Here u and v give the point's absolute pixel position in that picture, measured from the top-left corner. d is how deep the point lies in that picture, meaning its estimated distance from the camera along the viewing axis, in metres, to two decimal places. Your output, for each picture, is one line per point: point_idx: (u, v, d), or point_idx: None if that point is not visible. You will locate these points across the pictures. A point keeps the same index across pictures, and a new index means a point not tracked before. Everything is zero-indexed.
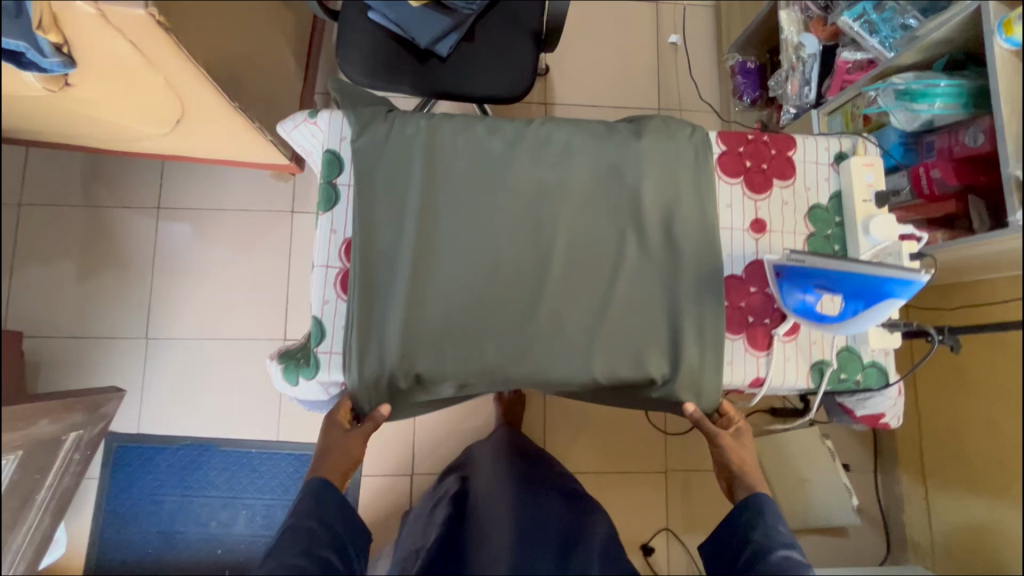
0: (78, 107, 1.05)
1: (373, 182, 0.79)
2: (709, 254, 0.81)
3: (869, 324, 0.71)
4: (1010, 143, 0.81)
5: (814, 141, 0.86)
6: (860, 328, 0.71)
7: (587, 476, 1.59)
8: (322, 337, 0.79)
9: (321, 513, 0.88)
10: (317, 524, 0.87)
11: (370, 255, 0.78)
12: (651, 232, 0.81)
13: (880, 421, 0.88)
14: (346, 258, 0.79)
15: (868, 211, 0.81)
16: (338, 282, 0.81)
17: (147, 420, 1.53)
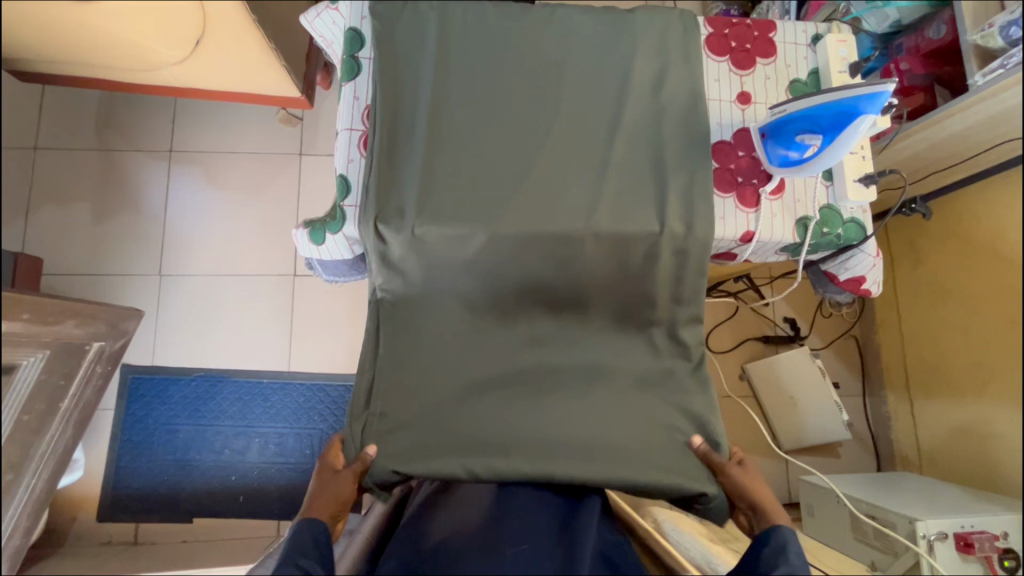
0: (103, 21, 1.10)
1: (394, 54, 0.87)
2: (700, 117, 0.88)
3: (845, 148, 0.78)
4: (967, 18, 0.90)
5: (793, 25, 0.94)
6: (835, 156, 0.79)
7: None
8: (347, 193, 0.87)
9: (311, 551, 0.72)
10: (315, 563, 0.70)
11: (389, 116, 0.85)
12: (643, 99, 0.89)
13: (862, 287, 0.95)
14: (366, 122, 0.87)
15: (843, 81, 0.90)
16: (360, 146, 0.89)
17: (160, 352, 1.56)
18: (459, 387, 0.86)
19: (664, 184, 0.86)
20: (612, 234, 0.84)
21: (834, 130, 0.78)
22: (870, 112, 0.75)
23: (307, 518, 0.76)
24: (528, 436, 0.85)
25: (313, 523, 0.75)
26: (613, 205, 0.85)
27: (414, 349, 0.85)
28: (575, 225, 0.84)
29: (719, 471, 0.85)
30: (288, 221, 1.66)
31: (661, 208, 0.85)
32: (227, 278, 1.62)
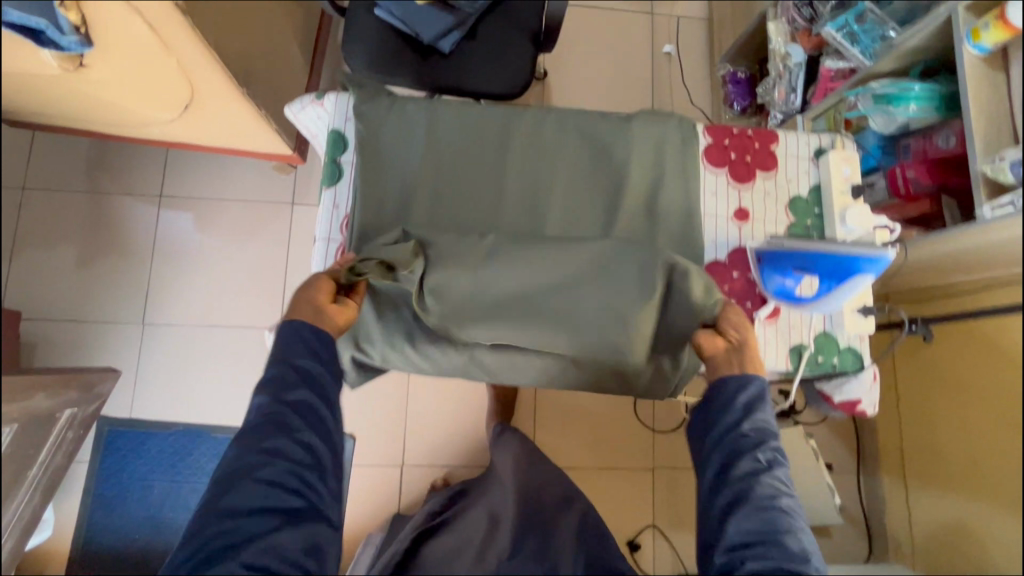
0: (89, 87, 1.07)
1: (381, 161, 0.85)
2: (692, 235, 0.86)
3: (841, 300, 0.76)
4: (977, 141, 0.86)
5: (796, 136, 0.90)
6: (830, 305, 0.77)
7: (581, 471, 1.61)
8: None
9: (291, 358, 0.73)
10: (290, 368, 0.72)
11: (371, 226, 0.83)
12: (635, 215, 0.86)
13: (857, 408, 0.91)
14: (345, 231, 0.85)
15: (845, 202, 0.86)
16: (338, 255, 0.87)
17: (140, 404, 1.53)
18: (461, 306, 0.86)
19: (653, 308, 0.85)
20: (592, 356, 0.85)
21: (832, 277, 0.76)
22: (870, 274, 0.73)
23: (291, 318, 0.76)
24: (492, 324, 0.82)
25: (292, 322, 0.75)
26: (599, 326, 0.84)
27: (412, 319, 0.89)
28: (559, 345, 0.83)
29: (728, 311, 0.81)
30: (277, 271, 1.63)
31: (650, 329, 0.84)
32: (212, 330, 1.59)
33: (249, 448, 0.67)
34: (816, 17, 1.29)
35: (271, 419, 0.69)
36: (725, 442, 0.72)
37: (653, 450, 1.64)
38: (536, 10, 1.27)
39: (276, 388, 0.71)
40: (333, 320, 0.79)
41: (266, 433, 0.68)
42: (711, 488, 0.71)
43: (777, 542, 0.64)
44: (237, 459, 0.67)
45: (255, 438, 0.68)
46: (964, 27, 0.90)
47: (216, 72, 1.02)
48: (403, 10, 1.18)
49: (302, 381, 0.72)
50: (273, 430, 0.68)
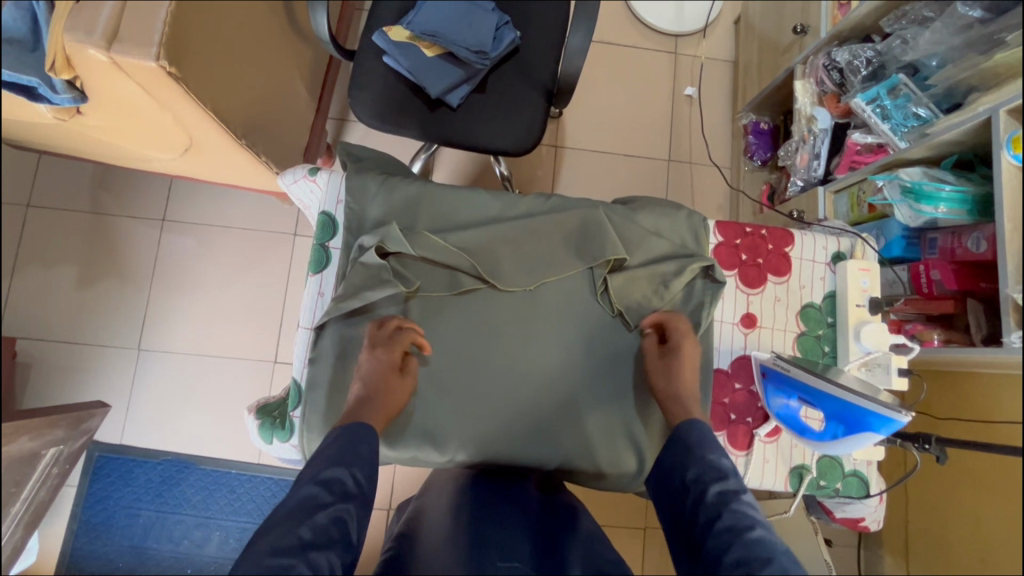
0: (87, 130, 1.05)
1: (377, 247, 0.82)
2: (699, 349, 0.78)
3: (846, 448, 0.71)
4: (1010, 262, 0.80)
5: (813, 239, 0.86)
6: (835, 449, 0.72)
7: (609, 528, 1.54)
8: (298, 401, 0.82)
9: (352, 466, 0.69)
10: (347, 476, 0.68)
11: None
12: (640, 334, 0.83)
13: (859, 524, 0.87)
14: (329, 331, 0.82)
15: (860, 316, 0.81)
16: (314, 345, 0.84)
17: (130, 432, 1.52)
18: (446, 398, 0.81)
19: (644, 428, 0.82)
20: (580, 468, 0.80)
21: (840, 421, 0.71)
22: (882, 433, 0.67)
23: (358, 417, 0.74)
24: (466, 407, 0.80)
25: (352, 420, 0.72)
26: (590, 439, 0.80)
27: None
28: (543, 457, 0.80)
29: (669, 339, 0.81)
30: (274, 302, 1.61)
31: (642, 446, 0.82)
32: (206, 359, 1.57)
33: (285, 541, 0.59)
34: (846, 84, 1.22)
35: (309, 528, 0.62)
36: (688, 493, 0.70)
37: (645, 509, 1.57)
38: (551, 64, 1.22)
39: (328, 494, 0.66)
40: (397, 375, 0.78)
41: (305, 531, 0.61)
42: (692, 545, 0.66)
43: (768, 570, 0.57)
44: (268, 556, 0.58)
45: (291, 547, 0.59)
46: (1004, 131, 0.83)
47: (215, 129, 0.99)
48: (412, 61, 1.13)
49: (353, 493, 0.67)
50: (310, 533, 0.61)
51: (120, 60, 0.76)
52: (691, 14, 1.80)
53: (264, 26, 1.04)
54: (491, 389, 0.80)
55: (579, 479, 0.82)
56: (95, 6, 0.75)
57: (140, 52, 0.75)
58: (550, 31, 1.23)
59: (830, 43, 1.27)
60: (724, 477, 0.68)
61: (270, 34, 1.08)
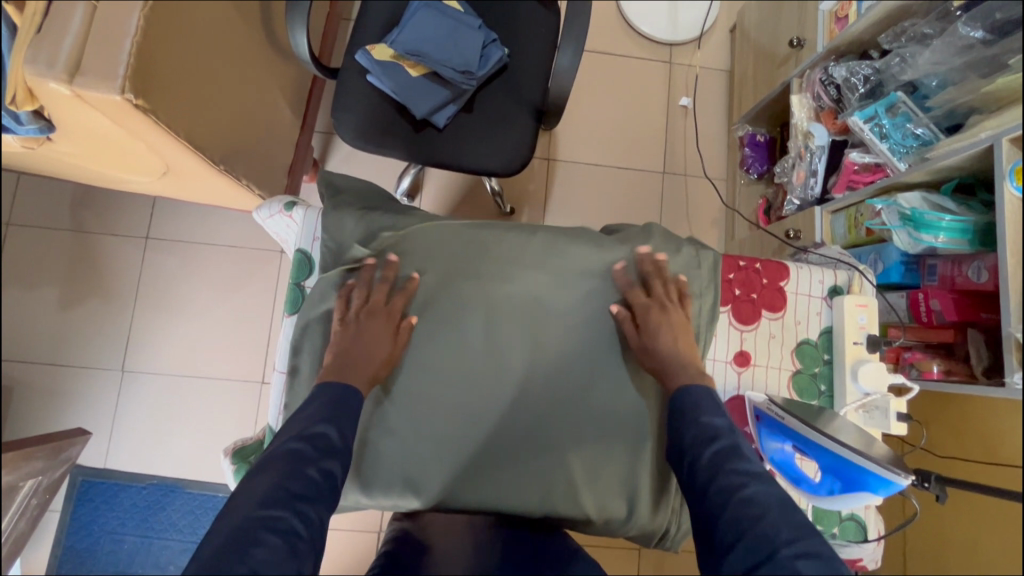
0: (59, 156, 1.01)
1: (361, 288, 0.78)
2: (697, 380, 0.75)
3: (843, 504, 0.68)
4: (1012, 299, 0.77)
5: (808, 272, 0.83)
6: (831, 505, 0.69)
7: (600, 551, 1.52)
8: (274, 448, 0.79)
9: (338, 420, 0.69)
10: (333, 431, 0.68)
11: None
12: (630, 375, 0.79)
13: (857, 564, 0.82)
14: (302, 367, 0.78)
15: (858, 354, 0.78)
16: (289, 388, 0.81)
17: (114, 455, 1.49)
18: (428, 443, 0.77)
19: (636, 472, 0.78)
20: (567, 515, 0.77)
21: (837, 476, 0.68)
22: (880, 494, 0.64)
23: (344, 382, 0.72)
24: (448, 453, 0.77)
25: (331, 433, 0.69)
26: (578, 484, 0.77)
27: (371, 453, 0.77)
28: (529, 503, 0.77)
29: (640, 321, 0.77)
30: (260, 321, 1.57)
31: (631, 490, 0.78)
32: (191, 380, 1.54)
33: (273, 493, 0.60)
34: (843, 101, 1.19)
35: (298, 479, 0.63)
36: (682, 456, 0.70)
37: None
38: (541, 82, 1.19)
39: (312, 449, 0.66)
40: (381, 359, 0.75)
41: (293, 484, 0.62)
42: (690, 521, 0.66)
43: (757, 531, 0.60)
44: (254, 508, 0.59)
45: (279, 499, 0.60)
46: (1008, 160, 0.80)
47: (189, 155, 0.96)
48: (396, 82, 1.10)
49: (338, 445, 0.68)
50: (299, 485, 0.62)
51: (83, 94, 0.73)
52: (686, 23, 1.76)
53: (240, 47, 1.01)
54: (474, 434, 0.77)
55: (568, 525, 0.79)
56: (58, 38, 0.71)
57: (104, 86, 0.72)
58: (539, 48, 1.20)
59: (827, 58, 1.24)
60: (716, 443, 0.68)
61: (248, 54, 1.04)
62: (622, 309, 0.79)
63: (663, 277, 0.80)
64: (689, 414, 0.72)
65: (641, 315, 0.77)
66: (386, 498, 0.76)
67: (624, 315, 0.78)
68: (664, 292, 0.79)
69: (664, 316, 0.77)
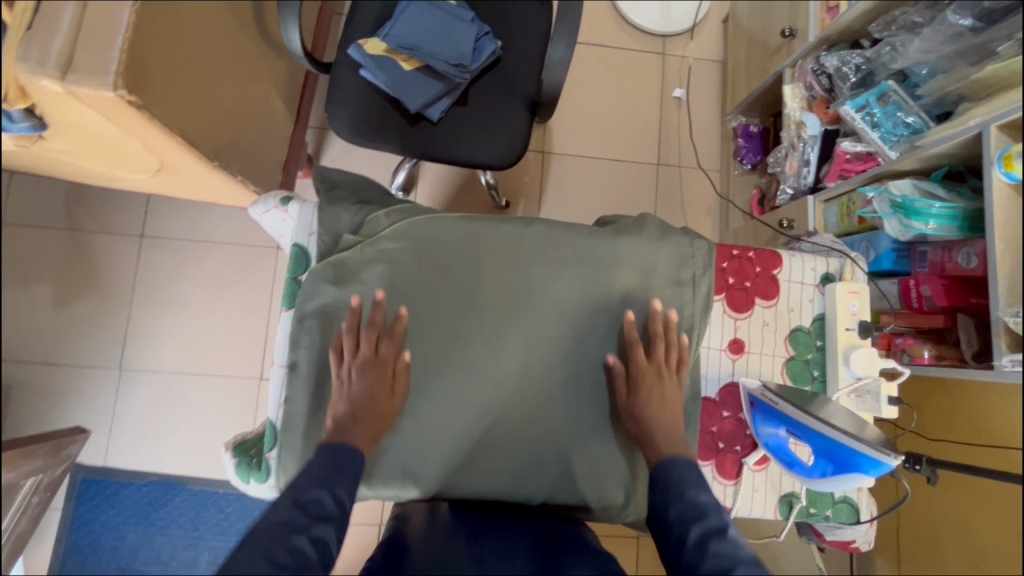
0: (52, 154, 1.01)
1: (357, 282, 0.78)
2: (677, 452, 0.73)
3: (835, 486, 0.70)
4: (1001, 284, 0.78)
5: (801, 260, 0.84)
6: (824, 487, 0.70)
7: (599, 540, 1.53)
8: (274, 442, 0.78)
9: (332, 486, 0.67)
10: (326, 498, 0.65)
11: None
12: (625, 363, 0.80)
13: (850, 545, 0.85)
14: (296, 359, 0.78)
15: (850, 340, 0.79)
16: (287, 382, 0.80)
17: (114, 453, 1.50)
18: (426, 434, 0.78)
19: (632, 459, 0.79)
20: (565, 501, 0.78)
21: (829, 459, 0.69)
22: (872, 475, 0.66)
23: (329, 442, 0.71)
24: (447, 442, 0.77)
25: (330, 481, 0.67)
26: (575, 472, 0.78)
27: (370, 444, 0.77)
28: (527, 492, 0.78)
29: (627, 380, 0.77)
30: (258, 318, 1.57)
31: (627, 476, 0.79)
32: (189, 378, 1.54)
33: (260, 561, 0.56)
34: (835, 90, 1.20)
35: (286, 551, 0.59)
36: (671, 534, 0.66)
37: None
38: (534, 74, 1.19)
39: (303, 517, 0.62)
40: (381, 406, 0.74)
41: (280, 554, 0.58)
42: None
43: None
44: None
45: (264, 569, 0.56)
46: (995, 147, 0.82)
47: (184, 152, 0.96)
48: (389, 75, 1.10)
49: (331, 514, 0.64)
50: (287, 555, 0.58)
51: (76, 91, 0.73)
52: (679, 14, 1.77)
53: (232, 42, 1.00)
54: (472, 424, 0.77)
55: (565, 512, 0.80)
56: (47, 34, 0.71)
57: (97, 83, 0.71)
58: (532, 40, 1.19)
59: (818, 47, 1.24)
60: (702, 517, 0.66)
61: (240, 48, 1.04)
62: (617, 362, 0.78)
63: (661, 334, 0.78)
64: (674, 487, 0.69)
65: (636, 375, 0.76)
66: (386, 488, 0.77)
67: (619, 370, 0.78)
68: (661, 358, 0.77)
69: (657, 380, 0.77)
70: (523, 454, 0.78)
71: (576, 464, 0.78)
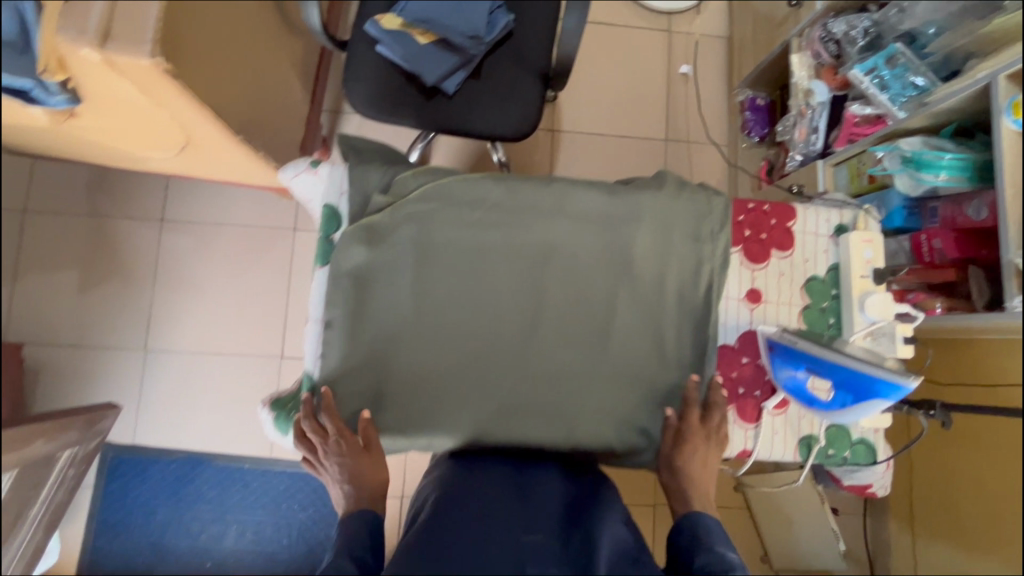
0: (83, 132, 1.04)
1: (385, 239, 0.81)
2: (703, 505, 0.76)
3: (855, 416, 0.73)
4: (1012, 227, 0.80)
5: (815, 212, 0.87)
6: (844, 418, 0.74)
7: None
8: (311, 392, 0.82)
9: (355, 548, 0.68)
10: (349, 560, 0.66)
11: (384, 322, 0.80)
12: (646, 312, 0.82)
13: (867, 491, 0.88)
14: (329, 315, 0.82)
15: (865, 287, 0.82)
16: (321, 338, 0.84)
17: (142, 432, 1.54)
18: (456, 384, 0.80)
19: (655, 405, 0.82)
20: (591, 447, 0.81)
21: (849, 390, 0.72)
22: (891, 400, 0.69)
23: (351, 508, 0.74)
24: (476, 391, 0.80)
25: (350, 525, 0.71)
26: (600, 418, 0.81)
27: (402, 395, 0.80)
28: (554, 439, 0.81)
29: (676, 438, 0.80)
30: (277, 298, 1.61)
31: (649, 421, 0.82)
32: (212, 357, 1.58)
33: None
34: (843, 56, 1.22)
35: None
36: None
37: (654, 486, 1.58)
38: (546, 47, 1.21)
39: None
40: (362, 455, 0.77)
41: None
42: None
43: None
44: None
45: None
46: (1004, 96, 0.84)
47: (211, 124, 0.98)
48: (406, 49, 1.12)
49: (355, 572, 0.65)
50: None
51: (114, 59, 0.75)
52: None
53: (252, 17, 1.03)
54: (499, 373, 0.80)
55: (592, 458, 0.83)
56: (86, 4, 0.74)
57: (134, 50, 0.74)
58: (543, 12, 1.22)
59: (825, 14, 1.26)
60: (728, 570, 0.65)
61: (261, 25, 1.07)
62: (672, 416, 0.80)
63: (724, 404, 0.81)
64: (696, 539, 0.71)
65: (686, 432, 0.79)
66: (418, 437, 0.80)
67: (672, 421, 0.80)
68: (715, 424, 0.80)
69: (703, 442, 0.80)
70: (549, 401, 0.81)
71: (601, 411, 0.81)
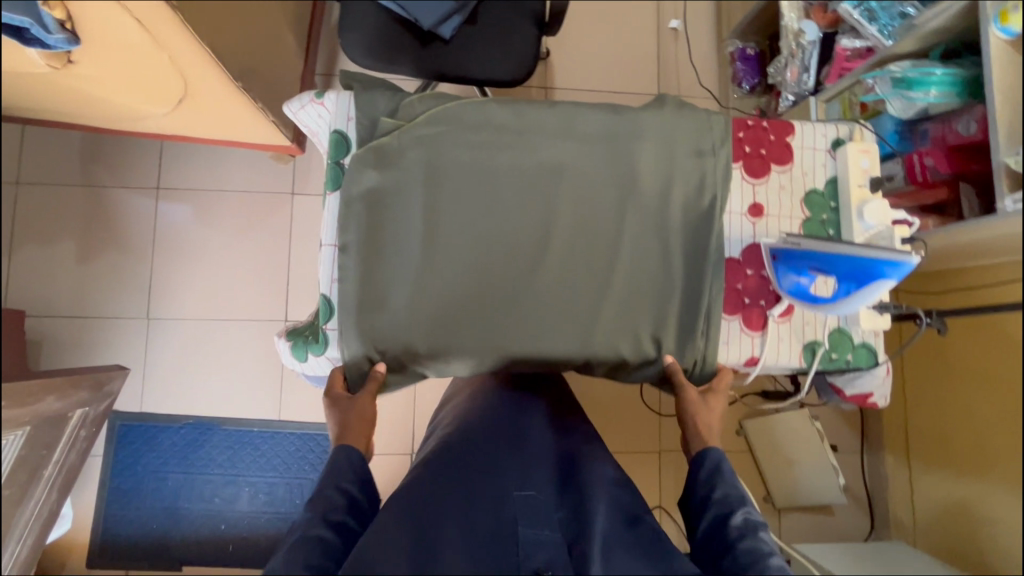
0: (80, 83, 1.03)
1: (395, 163, 0.82)
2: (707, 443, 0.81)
3: (861, 303, 0.78)
4: (1001, 131, 0.83)
5: (812, 127, 0.89)
6: (851, 308, 0.79)
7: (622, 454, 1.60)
8: (330, 314, 0.84)
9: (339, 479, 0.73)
10: (335, 491, 0.72)
11: (398, 246, 0.82)
12: (652, 228, 0.85)
13: (869, 400, 0.92)
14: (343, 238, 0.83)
15: (863, 195, 0.85)
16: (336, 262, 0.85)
17: (149, 399, 1.54)
18: (470, 304, 0.82)
19: (664, 317, 0.85)
20: (604, 360, 0.83)
21: (852, 279, 0.78)
22: (893, 279, 0.75)
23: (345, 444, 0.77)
24: (490, 309, 0.82)
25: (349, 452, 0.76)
26: (611, 331, 0.83)
27: (418, 316, 0.81)
28: (569, 352, 0.83)
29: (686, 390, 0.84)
30: (278, 262, 1.61)
31: (659, 333, 0.85)
32: (216, 323, 1.58)
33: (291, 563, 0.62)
34: None
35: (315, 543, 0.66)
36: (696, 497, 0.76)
37: (660, 432, 1.62)
38: None
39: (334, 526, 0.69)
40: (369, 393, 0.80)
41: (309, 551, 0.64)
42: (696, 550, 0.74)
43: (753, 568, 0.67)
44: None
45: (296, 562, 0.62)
46: (991, 8, 0.87)
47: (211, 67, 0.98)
48: None
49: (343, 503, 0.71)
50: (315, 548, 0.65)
51: None
52: None
53: None
54: (513, 290, 0.82)
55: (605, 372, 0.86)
56: None
57: None
58: None
59: None
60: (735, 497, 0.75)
61: None
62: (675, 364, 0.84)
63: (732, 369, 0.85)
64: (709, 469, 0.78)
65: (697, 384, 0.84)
66: (436, 356, 0.82)
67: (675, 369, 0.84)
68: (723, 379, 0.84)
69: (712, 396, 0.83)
70: (562, 317, 0.83)
71: (612, 324, 0.83)
